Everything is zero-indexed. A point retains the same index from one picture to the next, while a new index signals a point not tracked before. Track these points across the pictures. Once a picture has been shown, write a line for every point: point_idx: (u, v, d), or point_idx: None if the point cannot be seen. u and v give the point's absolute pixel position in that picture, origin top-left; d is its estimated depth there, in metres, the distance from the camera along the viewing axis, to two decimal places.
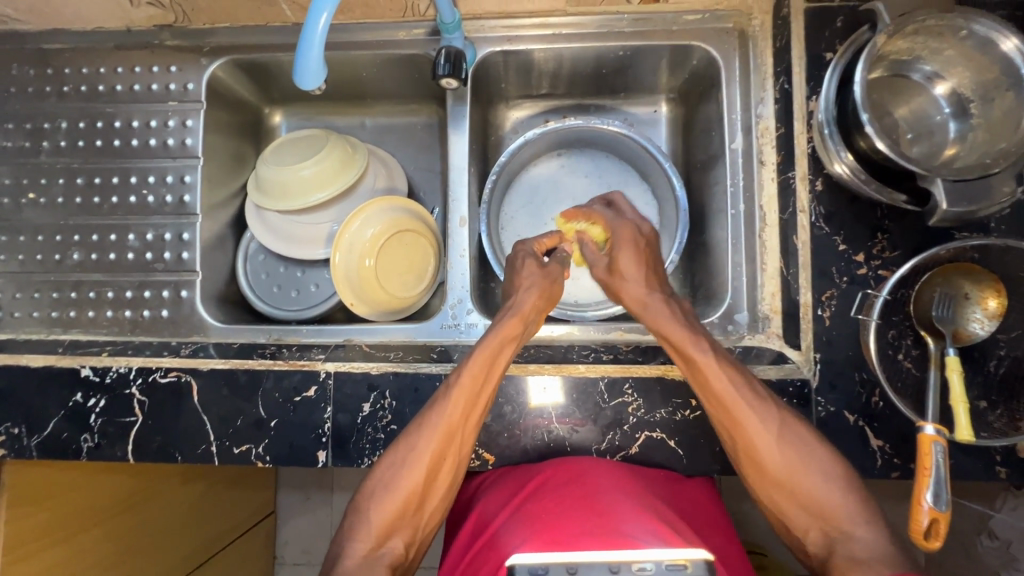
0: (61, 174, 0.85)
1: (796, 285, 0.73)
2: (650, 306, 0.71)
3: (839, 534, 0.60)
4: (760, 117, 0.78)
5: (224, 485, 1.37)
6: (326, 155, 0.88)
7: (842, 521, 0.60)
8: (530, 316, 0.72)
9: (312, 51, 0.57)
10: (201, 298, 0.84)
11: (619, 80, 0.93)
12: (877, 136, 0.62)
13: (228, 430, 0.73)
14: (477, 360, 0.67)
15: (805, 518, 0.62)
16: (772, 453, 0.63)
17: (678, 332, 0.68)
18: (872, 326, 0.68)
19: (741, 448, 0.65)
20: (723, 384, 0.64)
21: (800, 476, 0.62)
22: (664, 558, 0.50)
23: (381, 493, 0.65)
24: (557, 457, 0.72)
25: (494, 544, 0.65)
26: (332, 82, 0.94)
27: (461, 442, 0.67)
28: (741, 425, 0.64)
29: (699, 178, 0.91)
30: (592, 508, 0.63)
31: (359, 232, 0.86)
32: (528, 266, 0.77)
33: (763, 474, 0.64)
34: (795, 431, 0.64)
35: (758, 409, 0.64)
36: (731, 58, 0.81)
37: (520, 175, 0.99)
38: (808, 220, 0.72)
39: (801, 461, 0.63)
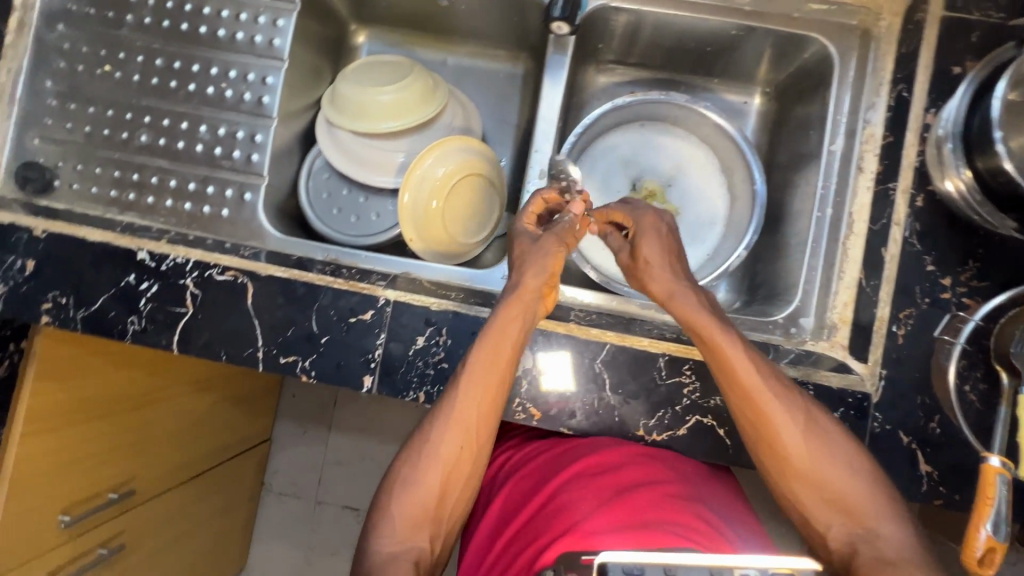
0: (141, 51, 0.82)
1: (873, 297, 0.71)
2: (677, 297, 0.69)
3: (865, 532, 0.59)
4: (867, 123, 0.75)
5: (231, 406, 1.36)
6: (410, 84, 0.86)
7: (875, 523, 0.59)
8: (532, 293, 0.68)
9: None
10: (263, 204, 0.81)
11: (720, 62, 0.90)
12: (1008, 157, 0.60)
13: (277, 338, 0.72)
14: (481, 344, 0.66)
15: (829, 513, 0.61)
16: (802, 459, 0.62)
17: (706, 322, 0.66)
18: (955, 351, 0.67)
19: (766, 448, 0.64)
20: (750, 376, 0.64)
21: (822, 475, 0.62)
22: (767, 566, 0.47)
23: (401, 488, 0.65)
24: (589, 444, 0.72)
25: (532, 525, 0.66)
26: (428, 9, 0.91)
27: (478, 427, 0.66)
28: (767, 424, 0.63)
29: (782, 177, 0.89)
30: (640, 498, 0.65)
31: (431, 170, 0.83)
32: (522, 245, 0.72)
33: (792, 474, 0.63)
34: (819, 425, 0.64)
35: (781, 410, 0.63)
36: (849, 57, 0.78)
37: (599, 143, 0.96)
38: (901, 234, 0.71)
39: (840, 471, 0.62)
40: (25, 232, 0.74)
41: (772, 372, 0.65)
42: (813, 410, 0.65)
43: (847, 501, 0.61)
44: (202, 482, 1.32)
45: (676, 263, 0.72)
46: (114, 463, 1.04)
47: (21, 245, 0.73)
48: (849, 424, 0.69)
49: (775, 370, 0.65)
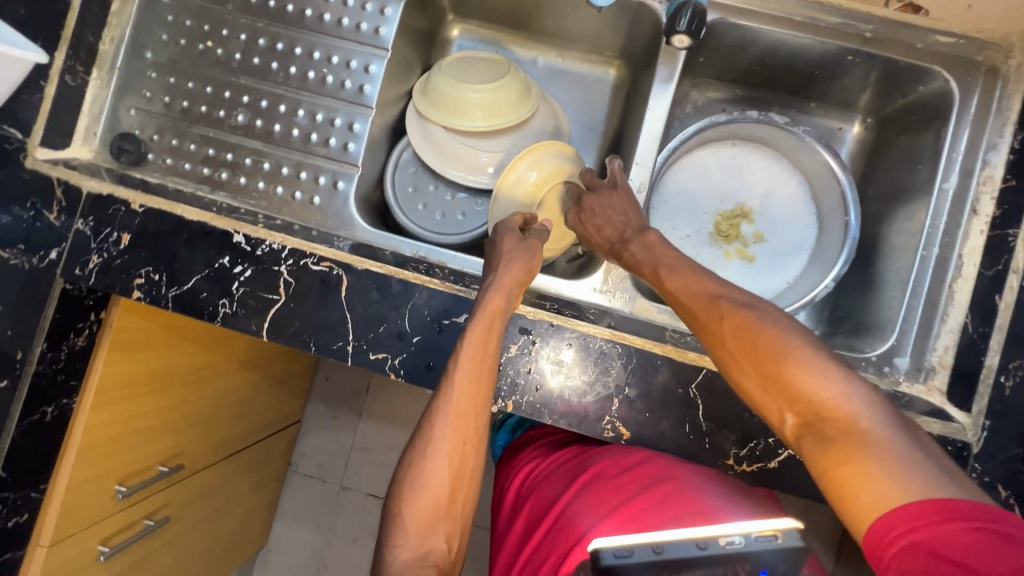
0: (243, 30, 0.81)
1: (981, 345, 0.69)
2: (625, 244, 0.72)
3: (825, 422, 0.51)
4: (987, 164, 0.73)
5: (265, 385, 1.34)
6: (507, 83, 0.84)
7: (819, 403, 0.51)
8: (514, 287, 0.68)
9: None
10: (354, 194, 0.80)
11: (825, 86, 0.88)
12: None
13: (368, 334, 0.71)
14: (471, 339, 0.64)
15: (779, 404, 0.55)
16: (793, 364, 0.53)
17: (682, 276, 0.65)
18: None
19: (749, 371, 0.57)
20: (713, 302, 0.61)
21: (776, 368, 0.54)
22: (751, 532, 0.58)
23: (409, 493, 0.63)
24: (613, 452, 0.72)
25: (555, 530, 0.67)
26: (531, 9, 0.89)
27: (476, 420, 0.65)
28: (735, 341, 0.58)
29: (878, 210, 0.87)
30: (645, 499, 0.65)
31: (524, 175, 0.83)
32: (506, 239, 0.72)
33: (746, 377, 0.57)
34: (768, 320, 0.57)
35: (741, 315, 0.58)
36: (972, 94, 0.75)
37: (686, 159, 0.95)
38: (1018, 281, 0.69)
39: (800, 355, 0.54)
40: (122, 205, 0.73)
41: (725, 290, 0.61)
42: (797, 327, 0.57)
43: (788, 380, 0.53)
44: (235, 462, 1.30)
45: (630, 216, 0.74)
46: (165, 437, 1.02)
47: (118, 218, 0.73)
48: None
49: (738, 291, 0.61)
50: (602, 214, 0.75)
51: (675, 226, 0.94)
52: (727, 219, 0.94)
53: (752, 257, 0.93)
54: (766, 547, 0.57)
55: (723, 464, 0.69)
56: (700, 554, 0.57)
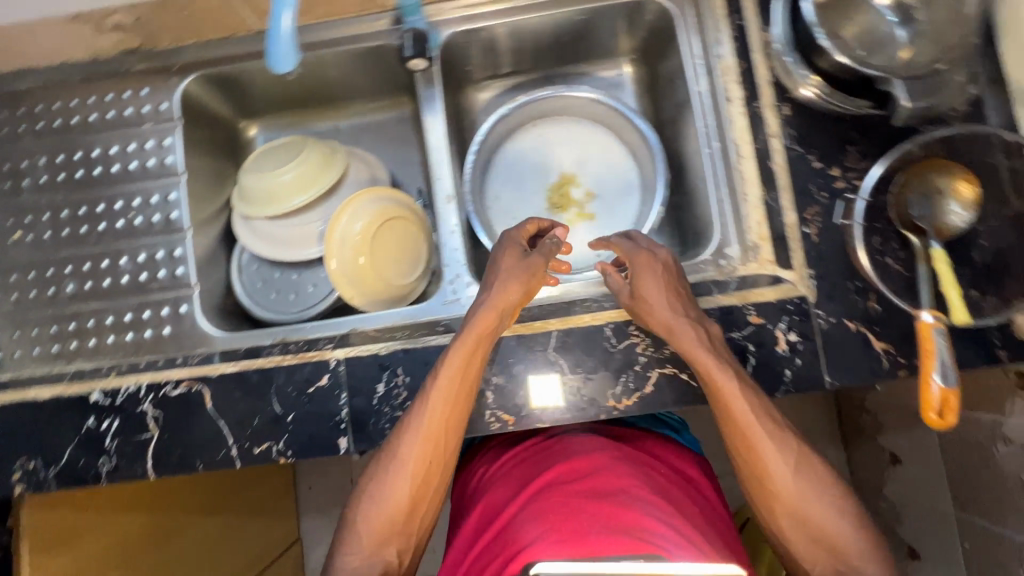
0: (46, 209, 0.85)
1: (778, 208, 0.75)
2: (679, 332, 0.68)
3: (847, 570, 0.63)
4: (720, 57, 0.80)
5: (216, 541, 1.12)
6: (306, 158, 0.90)
7: (851, 551, 0.63)
8: (511, 307, 0.70)
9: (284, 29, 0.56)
10: (201, 311, 0.84)
11: (582, 46, 0.96)
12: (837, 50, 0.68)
13: (246, 431, 0.73)
14: (454, 356, 0.68)
15: (812, 550, 0.64)
16: (785, 486, 0.65)
17: (706, 361, 0.66)
18: (857, 229, 0.71)
19: (751, 480, 0.67)
20: (740, 408, 0.65)
21: (810, 509, 0.64)
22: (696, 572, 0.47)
23: (369, 503, 0.67)
24: (561, 462, 0.75)
25: (500, 541, 0.66)
26: (306, 86, 0.96)
27: (446, 444, 0.68)
28: (757, 458, 0.66)
29: (672, 129, 0.94)
30: (591, 510, 0.64)
31: (348, 227, 0.87)
32: (506, 256, 0.74)
33: (780, 505, 0.65)
34: (813, 477, 0.65)
35: (772, 433, 0.65)
36: (684, 8, 0.84)
37: (501, 152, 1.01)
38: (781, 143, 0.75)
39: (807, 492, 0.65)
40: None
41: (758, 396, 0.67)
42: (803, 448, 0.66)
43: (824, 528, 0.64)
44: None
45: (676, 295, 0.71)
46: None
47: None
48: (796, 330, 0.72)
49: (764, 398, 0.66)
50: (650, 286, 0.70)
51: (514, 215, 0.99)
52: (554, 191, 1.01)
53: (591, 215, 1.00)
54: None
55: (605, 407, 0.72)
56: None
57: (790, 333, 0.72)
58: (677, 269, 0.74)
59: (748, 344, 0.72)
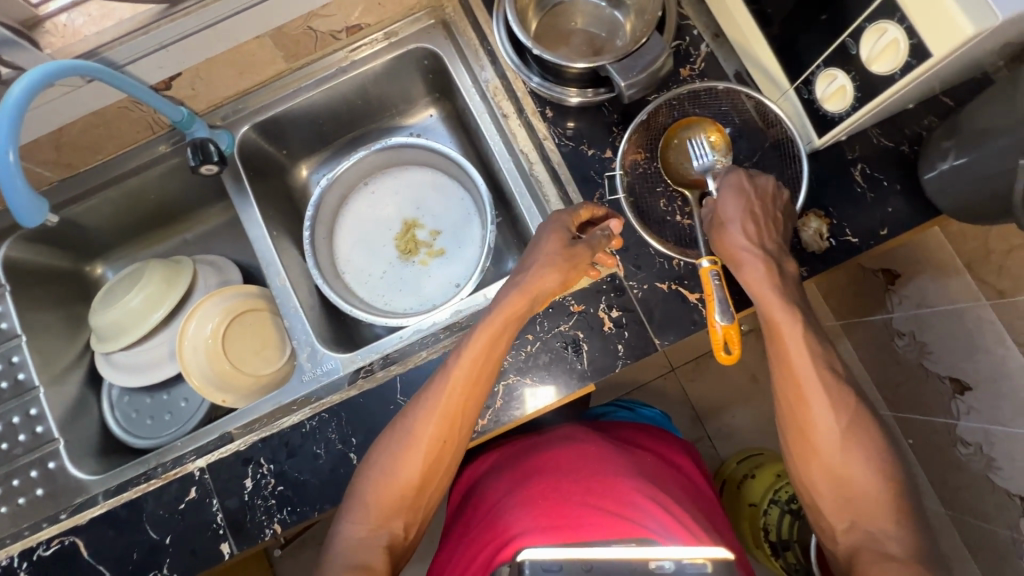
0: None
1: (571, 200, 0.80)
2: (745, 255, 0.66)
3: (874, 535, 0.61)
4: (487, 81, 0.88)
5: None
6: (148, 280, 0.92)
7: (887, 519, 0.61)
8: (539, 292, 0.70)
9: (17, 188, 0.58)
10: (71, 461, 0.83)
11: (381, 104, 1.01)
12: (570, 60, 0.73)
13: (128, 568, 0.72)
14: (479, 338, 0.68)
15: (824, 487, 0.64)
16: (831, 446, 0.64)
17: (772, 299, 0.65)
18: (624, 205, 0.76)
19: (797, 441, 0.65)
20: (804, 362, 0.64)
21: (845, 475, 0.63)
22: (682, 556, 0.50)
23: (378, 479, 0.67)
24: (558, 449, 0.80)
25: (489, 531, 0.70)
26: (134, 214, 0.99)
27: (462, 422, 0.69)
28: (804, 417, 0.64)
29: (485, 152, 1.00)
30: (586, 497, 0.69)
31: (199, 331, 0.89)
32: (550, 238, 0.71)
33: (817, 463, 0.64)
34: (866, 446, 0.63)
35: (834, 405, 0.63)
36: (447, 48, 0.91)
37: (338, 220, 1.04)
38: (554, 143, 0.80)
39: (853, 459, 0.63)
40: None
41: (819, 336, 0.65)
42: (865, 420, 0.64)
43: (857, 496, 0.63)
44: None
45: (763, 225, 0.67)
46: None
47: None
48: (615, 306, 0.75)
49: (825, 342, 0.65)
50: (727, 208, 0.67)
51: (369, 272, 1.03)
52: (399, 238, 1.04)
53: (441, 250, 1.03)
54: None
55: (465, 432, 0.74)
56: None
57: (612, 309, 0.75)
58: (784, 202, 0.70)
59: (578, 332, 0.75)
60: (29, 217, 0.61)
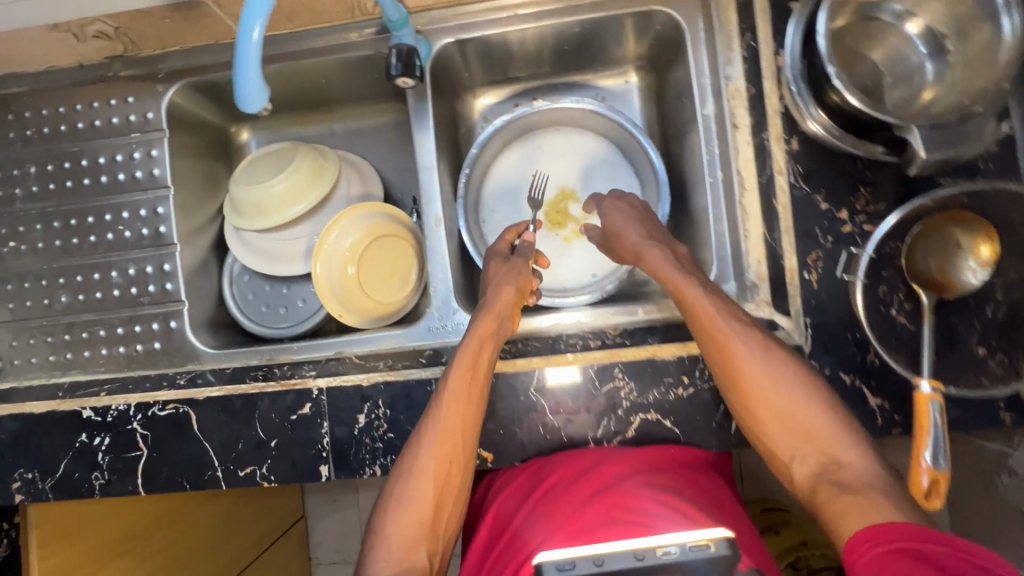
0: (37, 219, 0.85)
1: (780, 250, 0.71)
2: (646, 255, 0.72)
3: (830, 462, 0.57)
4: (729, 80, 0.74)
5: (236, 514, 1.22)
6: (298, 166, 0.86)
7: (837, 452, 0.58)
8: (504, 312, 0.72)
9: (251, 64, 0.52)
10: (190, 327, 0.84)
11: (584, 55, 0.90)
12: (848, 90, 0.62)
13: (231, 454, 0.74)
14: (459, 365, 0.67)
15: (792, 443, 0.60)
16: (791, 409, 0.60)
17: (715, 324, 0.63)
18: (857, 287, 0.67)
19: (753, 421, 0.62)
20: (746, 362, 0.62)
21: (802, 416, 0.60)
22: (685, 540, 0.51)
23: (394, 510, 0.64)
24: (562, 453, 0.70)
25: (509, 549, 0.64)
26: (295, 91, 0.93)
27: (464, 441, 0.67)
28: (754, 403, 0.61)
29: (677, 146, 0.89)
30: (577, 489, 0.65)
31: (339, 242, 0.86)
32: (494, 267, 0.78)
33: (771, 424, 0.61)
34: (822, 411, 0.59)
35: (794, 398, 0.60)
36: (695, 20, 0.78)
37: (497, 164, 0.96)
38: (787, 180, 0.70)
39: (810, 408, 0.60)
40: None
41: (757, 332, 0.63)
42: (809, 376, 0.62)
43: (811, 428, 0.59)
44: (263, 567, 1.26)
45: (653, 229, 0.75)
46: None
47: None
48: None
49: (764, 337, 0.63)
50: (618, 222, 0.75)
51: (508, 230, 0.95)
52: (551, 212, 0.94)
53: None
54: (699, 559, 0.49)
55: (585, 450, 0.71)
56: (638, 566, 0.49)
57: None
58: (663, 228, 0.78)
59: None
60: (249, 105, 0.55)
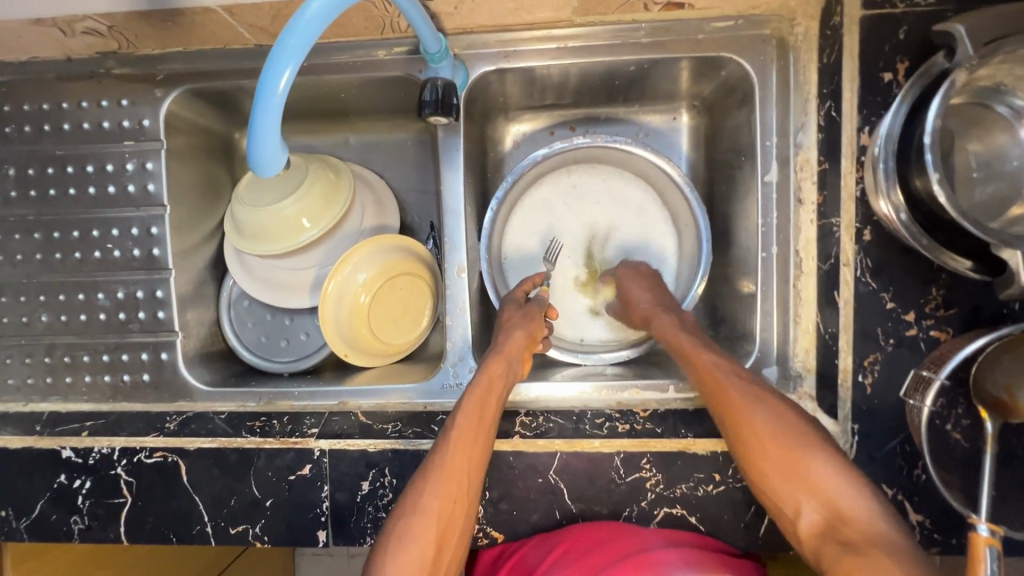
0: (16, 227, 0.77)
1: (834, 345, 0.65)
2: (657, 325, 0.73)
3: (835, 521, 0.55)
4: (799, 147, 0.68)
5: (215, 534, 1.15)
6: (309, 189, 0.77)
7: (863, 526, 0.53)
8: (515, 354, 0.69)
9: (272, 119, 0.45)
10: (183, 359, 0.78)
11: (634, 90, 0.81)
12: (941, 185, 0.52)
13: (222, 510, 0.69)
14: (468, 405, 0.64)
15: (797, 500, 0.57)
16: (817, 482, 0.56)
17: (728, 392, 0.62)
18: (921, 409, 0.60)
19: (769, 494, 0.59)
20: (762, 428, 0.60)
21: (832, 499, 0.55)
22: None
23: (392, 551, 0.57)
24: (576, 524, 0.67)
25: None
26: (309, 101, 0.84)
27: (470, 482, 0.62)
28: (792, 474, 0.58)
29: (724, 201, 0.81)
30: (601, 553, 0.64)
31: (351, 277, 0.78)
32: (509, 309, 0.75)
33: (789, 502, 0.58)
34: (847, 490, 0.55)
35: (803, 439, 0.58)
36: (766, 72, 0.69)
37: (524, 198, 0.87)
38: (852, 274, 0.63)
39: (844, 491, 0.55)
40: None
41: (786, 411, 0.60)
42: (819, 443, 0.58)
43: (847, 521, 0.54)
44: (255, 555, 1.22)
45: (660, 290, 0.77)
46: None
47: None
48: None
49: (804, 418, 0.60)
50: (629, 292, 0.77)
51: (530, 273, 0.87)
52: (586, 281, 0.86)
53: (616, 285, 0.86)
54: None
55: None
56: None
57: None
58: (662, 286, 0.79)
59: None
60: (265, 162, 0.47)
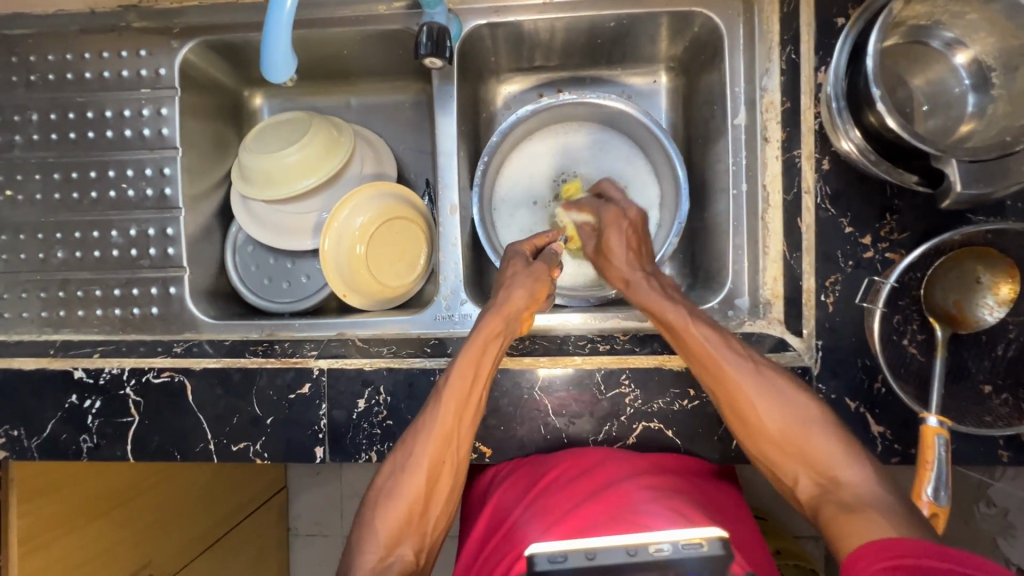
0: (36, 169, 0.82)
1: (798, 269, 0.70)
2: (634, 285, 0.72)
3: (828, 482, 0.57)
4: (765, 91, 0.74)
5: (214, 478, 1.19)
6: (312, 139, 0.82)
7: (833, 468, 0.57)
8: (515, 313, 0.70)
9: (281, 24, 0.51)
10: (190, 294, 0.82)
11: (615, 50, 0.87)
12: (887, 111, 0.58)
13: (224, 428, 0.72)
14: (464, 360, 0.66)
15: (794, 466, 0.59)
16: (756, 407, 0.61)
17: (663, 305, 0.69)
18: (877, 317, 0.65)
19: (730, 415, 0.63)
20: (704, 348, 0.64)
21: (794, 439, 0.59)
22: (678, 539, 0.52)
23: (382, 503, 0.62)
24: (559, 452, 0.71)
25: (507, 542, 0.64)
26: (313, 60, 0.89)
27: (459, 439, 0.65)
28: (725, 390, 0.63)
29: (700, 153, 0.87)
30: (580, 485, 0.65)
31: (349, 221, 0.83)
32: (513, 265, 0.75)
33: (766, 443, 0.61)
34: (805, 417, 0.60)
35: (729, 359, 0.63)
36: (734, 25, 0.76)
37: (514, 154, 0.92)
38: (813, 201, 0.69)
39: (791, 419, 0.60)
40: None
41: (773, 377, 0.63)
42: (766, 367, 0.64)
43: (803, 446, 0.59)
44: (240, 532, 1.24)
45: (639, 248, 0.75)
46: (138, 545, 0.99)
47: None
48: None
49: (790, 387, 0.62)
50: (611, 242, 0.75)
51: (519, 223, 0.92)
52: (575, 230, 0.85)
53: None
54: (692, 556, 0.50)
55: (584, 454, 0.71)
56: (628, 561, 0.50)
57: None
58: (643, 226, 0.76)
59: None
60: (277, 73, 0.55)
